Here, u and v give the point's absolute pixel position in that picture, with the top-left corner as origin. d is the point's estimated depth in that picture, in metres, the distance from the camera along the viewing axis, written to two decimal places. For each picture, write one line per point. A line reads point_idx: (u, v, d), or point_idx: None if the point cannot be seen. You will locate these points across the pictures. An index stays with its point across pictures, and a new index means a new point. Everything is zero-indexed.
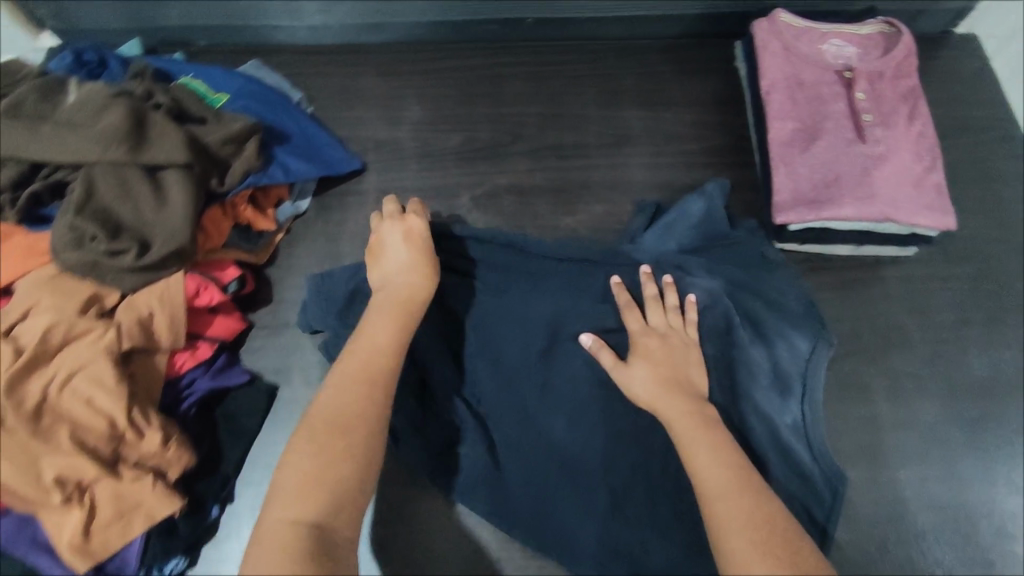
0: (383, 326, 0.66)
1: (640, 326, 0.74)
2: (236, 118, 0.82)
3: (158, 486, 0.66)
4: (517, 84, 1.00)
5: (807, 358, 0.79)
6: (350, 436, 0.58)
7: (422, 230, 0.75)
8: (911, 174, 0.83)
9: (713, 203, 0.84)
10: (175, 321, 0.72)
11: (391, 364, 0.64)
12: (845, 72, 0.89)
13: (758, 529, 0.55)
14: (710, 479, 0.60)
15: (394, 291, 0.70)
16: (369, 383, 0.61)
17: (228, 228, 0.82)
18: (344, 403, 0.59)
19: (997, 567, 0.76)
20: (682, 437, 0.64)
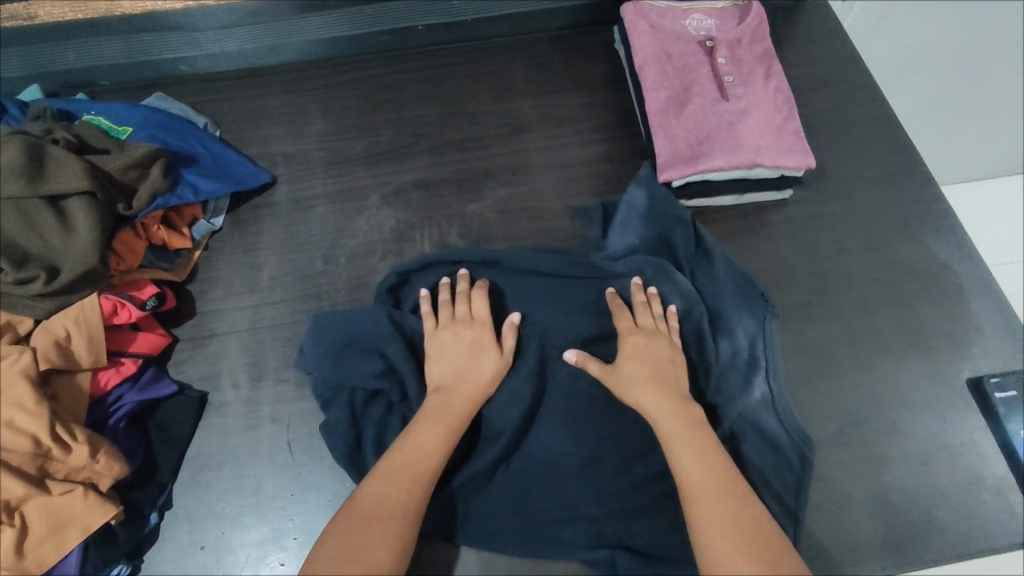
0: (432, 427, 0.71)
1: (629, 325, 0.80)
2: (138, 146, 0.86)
3: (90, 497, 0.69)
4: (414, 87, 1.06)
5: (756, 334, 0.84)
6: (391, 526, 0.64)
7: (490, 347, 0.79)
8: (773, 124, 0.92)
9: (651, 188, 0.91)
10: (93, 338, 0.75)
11: (436, 467, 0.69)
12: (706, 42, 0.97)
13: (744, 535, 0.62)
14: (697, 486, 0.66)
15: (450, 395, 0.75)
16: (412, 482, 0.67)
17: (143, 249, 0.85)
18: (388, 495, 0.66)
19: (905, 473, 0.80)
20: (674, 443, 0.70)
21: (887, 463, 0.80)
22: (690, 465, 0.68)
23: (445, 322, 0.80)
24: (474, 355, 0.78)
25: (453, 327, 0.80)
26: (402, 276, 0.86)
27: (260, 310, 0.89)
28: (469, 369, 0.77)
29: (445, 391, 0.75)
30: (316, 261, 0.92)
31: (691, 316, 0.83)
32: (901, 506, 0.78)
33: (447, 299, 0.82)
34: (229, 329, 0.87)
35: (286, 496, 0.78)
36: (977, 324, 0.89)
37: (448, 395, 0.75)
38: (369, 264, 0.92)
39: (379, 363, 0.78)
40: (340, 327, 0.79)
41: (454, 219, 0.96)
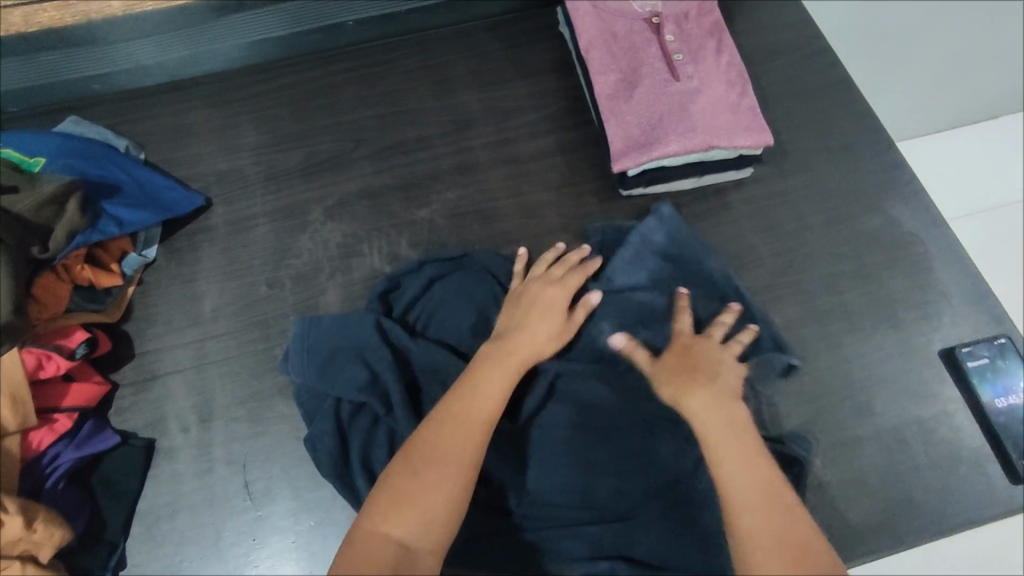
0: (497, 368, 0.70)
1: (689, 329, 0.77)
2: (51, 180, 0.79)
3: (29, 571, 0.64)
4: (351, 89, 1.00)
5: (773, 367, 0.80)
6: (455, 469, 0.61)
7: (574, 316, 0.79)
8: (727, 102, 0.88)
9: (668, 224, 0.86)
10: (17, 396, 0.70)
11: (498, 412, 0.67)
12: (652, 18, 0.93)
13: (787, 549, 0.58)
14: (739, 491, 0.61)
15: (518, 345, 0.73)
16: (478, 425, 0.65)
17: (67, 291, 0.78)
18: (456, 437, 0.63)
19: (883, 452, 0.79)
20: (713, 443, 0.65)
21: (866, 444, 0.79)
22: (732, 468, 0.63)
23: (529, 281, 0.81)
24: (551, 313, 0.77)
25: (535, 285, 0.79)
26: (394, 281, 0.84)
27: (204, 344, 0.84)
28: (533, 324, 0.75)
29: (514, 340, 0.73)
30: (260, 286, 0.87)
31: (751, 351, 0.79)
32: (879, 486, 0.77)
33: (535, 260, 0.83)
34: (174, 367, 0.82)
35: (248, 542, 0.74)
36: (944, 292, 0.87)
37: (512, 340, 0.73)
38: (317, 284, 0.87)
39: (362, 372, 0.75)
40: (331, 335, 0.77)
41: (404, 228, 0.91)
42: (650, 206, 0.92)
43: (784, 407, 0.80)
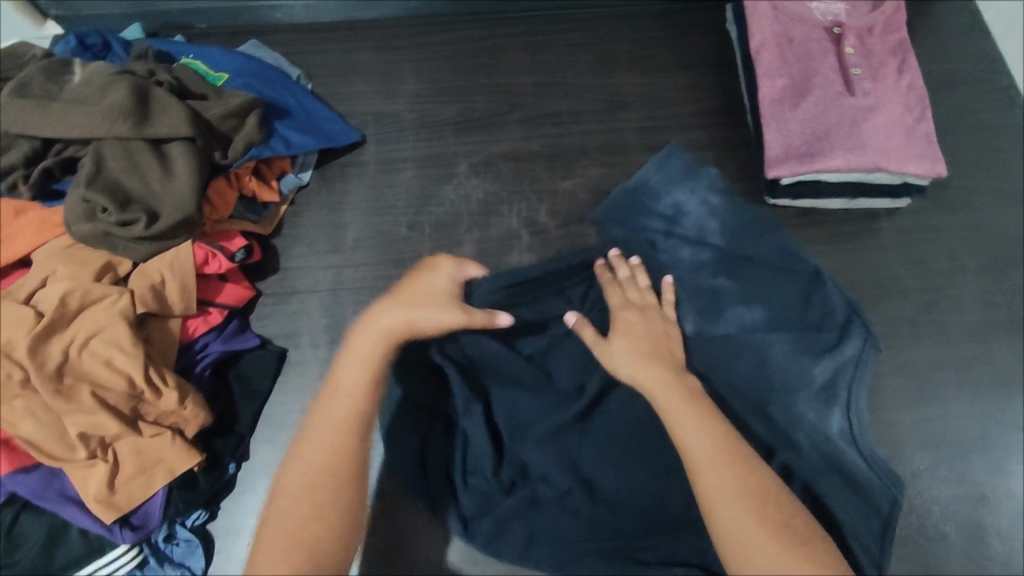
0: (355, 371, 0.64)
1: (620, 302, 0.77)
2: (237, 95, 0.85)
3: (177, 442, 0.69)
4: (513, 54, 1.02)
5: (856, 363, 0.78)
6: (324, 493, 0.59)
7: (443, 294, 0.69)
8: (901, 124, 0.85)
9: (706, 197, 0.86)
10: (186, 286, 0.75)
11: (365, 416, 0.63)
12: (834, 28, 0.90)
13: (757, 504, 0.59)
14: (699, 448, 0.62)
15: (368, 338, 0.65)
16: (337, 441, 0.61)
17: (234, 198, 0.84)
18: (317, 463, 0.60)
19: (1003, 515, 0.76)
20: (665, 404, 0.65)
21: (983, 500, 0.76)
22: (695, 432, 0.63)
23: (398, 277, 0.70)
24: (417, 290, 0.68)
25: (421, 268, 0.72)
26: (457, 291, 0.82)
27: (342, 272, 0.88)
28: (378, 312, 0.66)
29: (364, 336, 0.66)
30: (401, 226, 0.91)
31: (827, 324, 0.79)
32: (990, 545, 0.75)
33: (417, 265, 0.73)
34: (312, 287, 0.87)
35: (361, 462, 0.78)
36: None
37: (369, 336, 0.65)
38: (454, 235, 0.90)
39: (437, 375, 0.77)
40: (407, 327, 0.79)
41: (544, 196, 0.92)
42: (795, 218, 0.90)
43: (902, 447, 0.78)
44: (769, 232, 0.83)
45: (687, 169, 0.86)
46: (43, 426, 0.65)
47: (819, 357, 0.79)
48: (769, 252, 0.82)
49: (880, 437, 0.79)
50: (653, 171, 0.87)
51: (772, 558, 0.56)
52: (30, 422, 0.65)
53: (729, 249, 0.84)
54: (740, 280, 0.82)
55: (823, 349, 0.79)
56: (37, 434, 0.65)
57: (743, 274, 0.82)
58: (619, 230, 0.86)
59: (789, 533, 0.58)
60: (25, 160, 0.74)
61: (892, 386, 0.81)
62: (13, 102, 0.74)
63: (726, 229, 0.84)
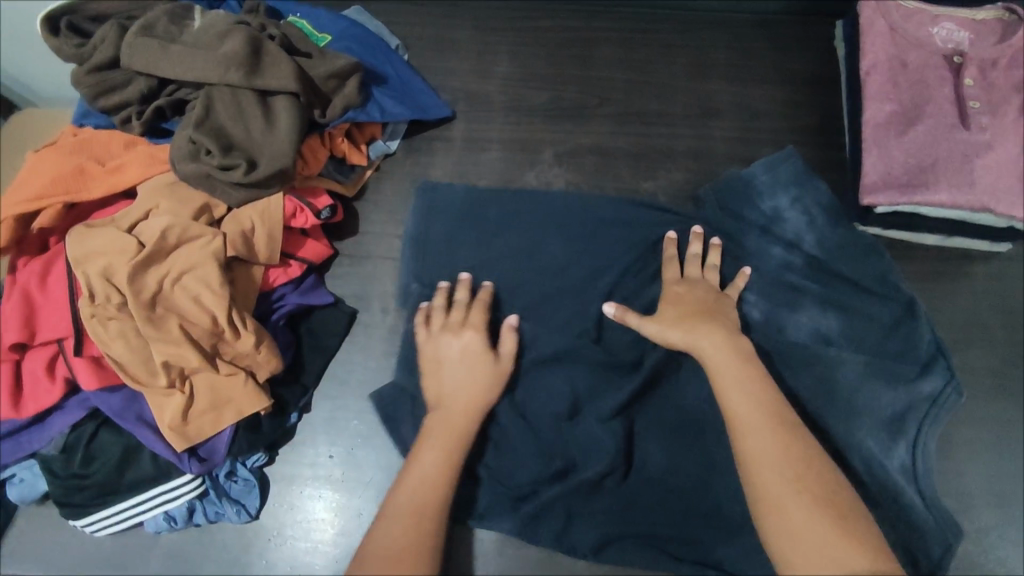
0: (433, 455, 0.69)
1: (676, 277, 0.79)
2: (340, 57, 0.86)
3: (249, 384, 0.72)
4: (610, 48, 1.01)
5: (932, 399, 0.76)
6: (404, 572, 0.61)
7: (482, 352, 0.76)
8: (1017, 165, 0.79)
9: (811, 209, 0.85)
10: (273, 236, 0.78)
11: (441, 497, 0.67)
12: (954, 57, 0.86)
13: (795, 468, 0.61)
14: (743, 411, 0.65)
15: (447, 419, 0.72)
16: (418, 519, 0.65)
17: (325, 156, 0.86)
18: (394, 533, 0.64)
19: None
20: (717, 370, 0.69)
21: None
22: (741, 395, 0.66)
23: (438, 330, 0.78)
24: (471, 366, 0.75)
25: (444, 337, 0.77)
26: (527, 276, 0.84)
27: None
28: (454, 390, 0.74)
29: (447, 415, 0.72)
30: None
31: (909, 354, 0.78)
32: None
33: (441, 304, 0.80)
34: (387, 254, 0.89)
35: None
36: None
37: (447, 413, 0.72)
38: None
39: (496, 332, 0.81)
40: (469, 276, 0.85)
41: (625, 194, 0.92)
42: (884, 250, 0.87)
43: (971, 499, 0.75)
44: (869, 258, 0.82)
45: (796, 175, 0.86)
46: (132, 350, 0.68)
47: (891, 386, 0.77)
48: (864, 273, 0.82)
49: (947, 486, 0.76)
50: (762, 170, 0.87)
51: (804, 522, 0.58)
52: (121, 344, 0.68)
53: (816, 258, 0.83)
54: (817, 286, 0.82)
55: (896, 381, 0.77)
56: (126, 358, 0.68)
57: (829, 287, 0.82)
58: (715, 214, 0.86)
59: (832, 505, 0.59)
60: (141, 96, 0.78)
61: (966, 436, 0.78)
62: (138, 40, 0.77)
63: (822, 243, 0.83)
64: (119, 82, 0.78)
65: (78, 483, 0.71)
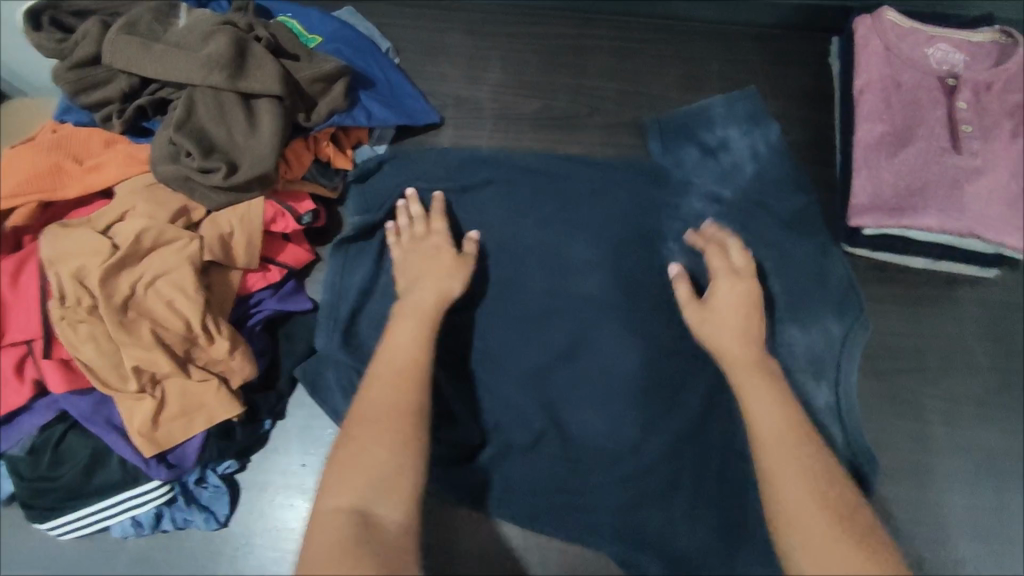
0: (410, 329, 0.69)
1: (722, 265, 0.74)
2: (328, 60, 0.85)
3: (222, 390, 0.71)
4: (601, 57, 1.00)
5: (840, 340, 0.79)
6: (380, 435, 0.59)
7: (449, 245, 0.78)
8: (1007, 192, 0.78)
9: (756, 143, 0.87)
10: (252, 241, 0.76)
11: (418, 363, 0.66)
12: (947, 80, 0.84)
13: (790, 442, 0.59)
14: (747, 393, 0.64)
15: (418, 300, 0.72)
16: (399, 385, 0.64)
17: (309, 160, 0.85)
18: (376, 399, 0.62)
19: None
20: (727, 353, 0.68)
21: None
22: (742, 379, 0.65)
23: (408, 242, 0.78)
24: (441, 257, 0.76)
25: (415, 241, 0.78)
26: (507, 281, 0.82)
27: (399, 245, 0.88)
28: (426, 280, 0.74)
29: (421, 298, 0.72)
30: None
31: (820, 291, 0.81)
32: None
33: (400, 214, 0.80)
34: None
35: None
36: None
37: (416, 300, 0.72)
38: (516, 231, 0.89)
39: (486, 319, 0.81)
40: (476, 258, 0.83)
41: None
42: (870, 271, 0.86)
43: (944, 524, 0.75)
44: (808, 214, 0.83)
45: (750, 114, 0.88)
46: (102, 353, 0.67)
47: (804, 328, 0.80)
48: (789, 208, 0.84)
49: (923, 514, 0.75)
50: (720, 104, 0.89)
51: (797, 494, 0.55)
52: (92, 347, 0.67)
53: (752, 194, 0.85)
54: (742, 227, 0.83)
55: (804, 322, 0.80)
56: (96, 361, 0.67)
57: (752, 224, 0.83)
58: (664, 160, 0.87)
59: (824, 480, 0.56)
60: (122, 95, 0.77)
61: (945, 461, 0.77)
62: (121, 37, 0.76)
63: (762, 175, 0.85)
64: (101, 79, 0.78)
65: (45, 485, 0.70)
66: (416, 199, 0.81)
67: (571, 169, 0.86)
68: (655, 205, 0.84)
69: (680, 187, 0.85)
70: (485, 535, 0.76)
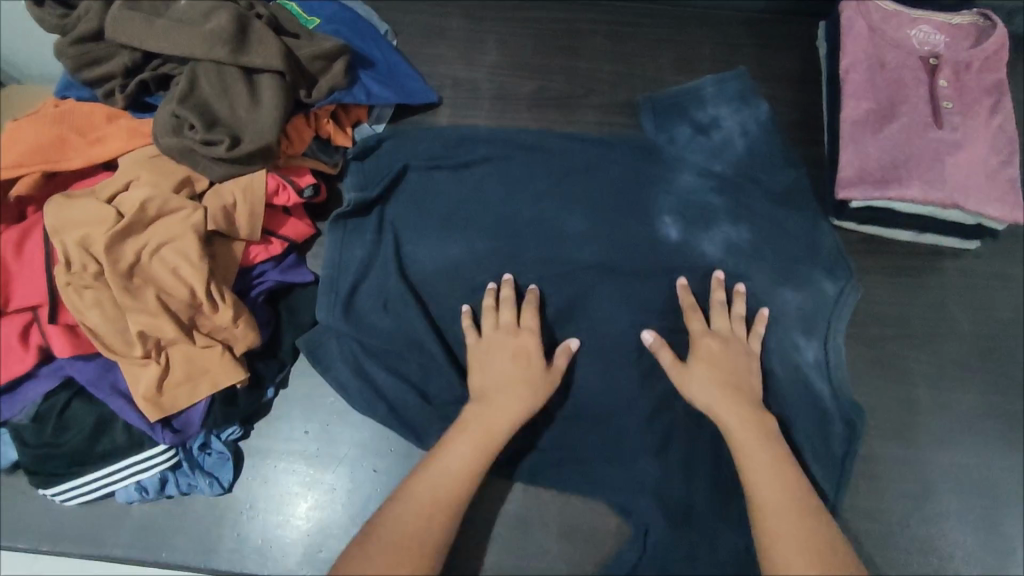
0: (463, 449, 0.68)
1: (702, 328, 0.76)
2: (328, 38, 0.87)
3: (226, 357, 0.72)
4: (595, 40, 1.02)
5: (834, 299, 0.81)
6: (410, 559, 0.61)
7: (535, 352, 0.75)
8: (985, 166, 0.82)
9: (745, 120, 0.90)
10: (255, 214, 0.77)
11: (460, 491, 0.66)
12: (930, 59, 0.87)
13: (813, 553, 0.60)
14: (765, 494, 0.65)
15: (487, 420, 0.70)
16: (434, 509, 0.64)
17: (309, 136, 0.86)
18: (410, 523, 0.63)
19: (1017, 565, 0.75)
20: (742, 445, 0.68)
21: (1004, 546, 0.76)
22: (759, 469, 0.66)
23: (491, 334, 0.76)
24: (524, 368, 0.73)
25: (499, 337, 0.75)
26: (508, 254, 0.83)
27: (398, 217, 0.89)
28: (507, 394, 0.71)
29: (481, 418, 0.70)
30: None
31: (814, 261, 0.83)
32: None
33: (489, 304, 0.78)
34: None
35: None
36: None
37: (487, 410, 0.70)
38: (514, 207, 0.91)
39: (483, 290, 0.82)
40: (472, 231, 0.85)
41: None
42: (857, 243, 0.89)
43: (931, 485, 0.77)
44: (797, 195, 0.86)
45: (738, 92, 0.91)
46: (108, 319, 0.68)
47: (794, 287, 0.82)
48: (777, 183, 0.86)
49: (910, 476, 0.78)
50: (711, 83, 0.92)
51: None
52: (97, 313, 0.68)
53: (743, 170, 0.87)
54: (734, 202, 0.85)
55: (797, 283, 0.82)
56: (102, 326, 0.68)
57: (743, 199, 0.85)
58: (657, 138, 0.89)
59: None
60: (125, 69, 0.78)
61: (931, 424, 0.80)
62: (124, 13, 0.77)
63: (752, 150, 0.88)
64: (103, 55, 0.79)
65: (50, 451, 0.71)
66: (511, 288, 0.79)
67: (565, 145, 0.88)
68: (648, 181, 0.86)
69: (672, 164, 0.87)
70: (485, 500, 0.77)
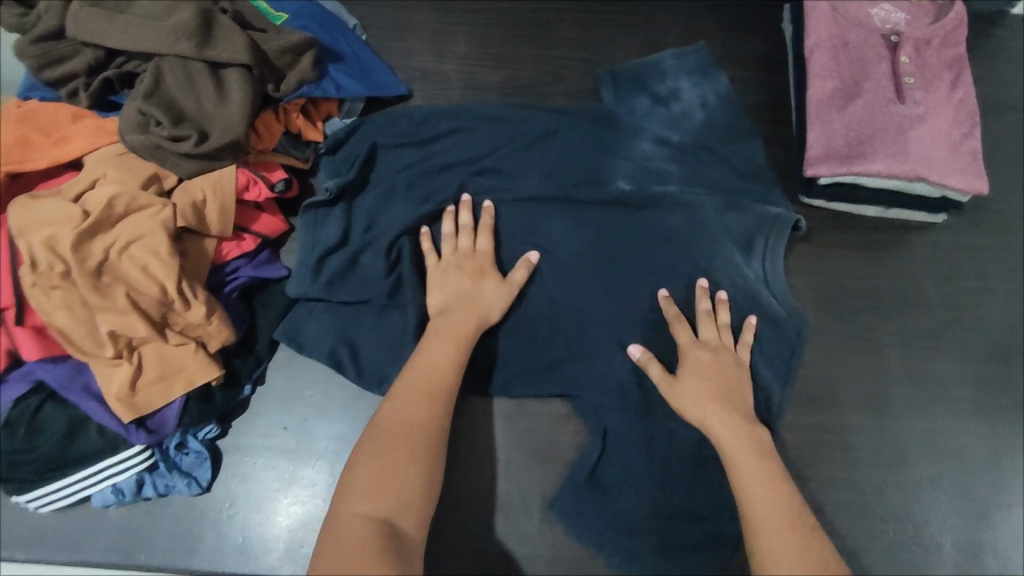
0: (439, 344, 0.71)
1: (690, 339, 0.75)
2: (295, 32, 0.86)
3: (201, 354, 0.71)
4: (564, 28, 1.02)
5: (776, 217, 0.82)
6: (408, 447, 0.62)
7: (491, 269, 0.78)
8: (948, 138, 0.84)
9: (706, 94, 0.91)
10: (225, 208, 0.76)
11: (450, 381, 0.69)
12: (891, 36, 0.88)
13: (761, 454, 0.65)
14: (712, 407, 0.69)
15: (456, 321, 0.73)
16: (427, 400, 0.67)
17: (279, 131, 0.85)
18: (402, 414, 0.65)
19: (989, 525, 0.77)
20: (687, 365, 0.73)
21: (976, 507, 0.78)
22: (707, 386, 0.70)
23: (449, 256, 0.78)
24: (480, 280, 0.76)
25: (455, 260, 0.78)
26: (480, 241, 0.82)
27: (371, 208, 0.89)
28: (471, 302, 0.75)
29: (453, 317, 0.74)
30: None
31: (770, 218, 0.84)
32: (983, 559, 0.76)
33: (450, 231, 0.79)
34: None
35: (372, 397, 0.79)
36: None
37: (453, 318, 0.73)
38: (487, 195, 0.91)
39: None
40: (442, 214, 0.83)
41: None
42: (827, 219, 0.90)
43: (905, 452, 0.79)
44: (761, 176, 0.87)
45: (698, 67, 0.92)
46: (77, 319, 0.67)
47: (738, 211, 0.83)
48: (742, 159, 0.87)
49: (884, 443, 0.79)
50: (670, 57, 0.92)
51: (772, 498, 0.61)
52: (66, 313, 0.67)
53: (702, 139, 0.88)
54: (684, 168, 0.86)
55: (742, 207, 0.83)
56: (71, 326, 0.67)
57: (700, 170, 0.86)
58: (616, 108, 0.90)
59: (789, 482, 0.63)
60: (88, 68, 0.77)
61: (904, 392, 0.81)
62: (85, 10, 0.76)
63: (711, 122, 0.89)
64: (64, 54, 0.77)
65: (23, 456, 0.70)
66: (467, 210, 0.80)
67: None
68: (619, 160, 0.86)
69: (637, 139, 0.87)
70: (467, 487, 0.78)
